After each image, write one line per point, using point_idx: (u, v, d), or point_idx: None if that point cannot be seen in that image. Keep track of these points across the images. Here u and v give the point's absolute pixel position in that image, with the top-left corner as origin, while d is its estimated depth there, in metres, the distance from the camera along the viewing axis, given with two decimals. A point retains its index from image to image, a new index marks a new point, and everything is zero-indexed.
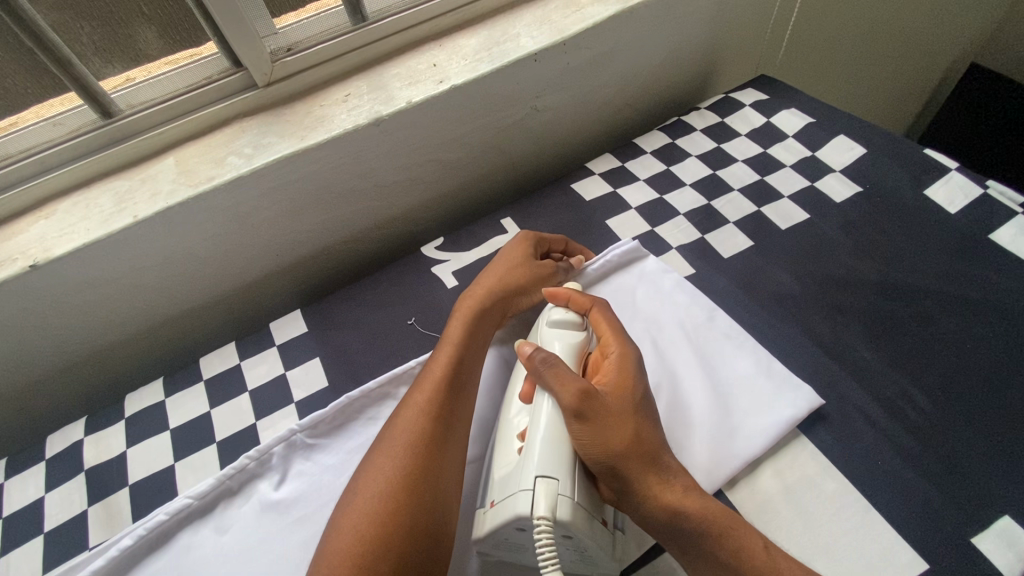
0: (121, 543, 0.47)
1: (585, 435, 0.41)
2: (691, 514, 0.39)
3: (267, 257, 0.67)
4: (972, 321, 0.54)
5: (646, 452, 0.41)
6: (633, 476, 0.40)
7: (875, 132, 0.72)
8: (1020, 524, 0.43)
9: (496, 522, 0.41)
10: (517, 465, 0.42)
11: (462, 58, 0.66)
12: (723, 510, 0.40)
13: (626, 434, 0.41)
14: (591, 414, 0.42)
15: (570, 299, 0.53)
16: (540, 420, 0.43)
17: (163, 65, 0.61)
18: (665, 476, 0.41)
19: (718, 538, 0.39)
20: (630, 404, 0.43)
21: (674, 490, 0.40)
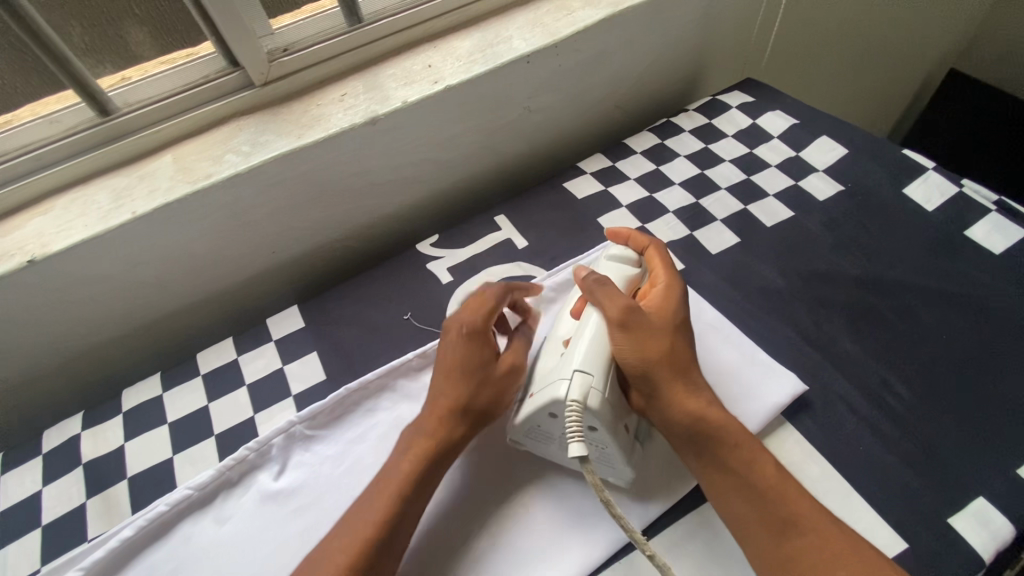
0: (120, 535, 0.48)
1: (626, 341, 0.45)
2: (712, 422, 0.44)
3: (263, 254, 0.67)
4: (947, 313, 0.56)
5: (677, 363, 0.46)
6: (663, 380, 0.45)
7: (857, 133, 0.74)
8: (993, 505, 0.45)
9: (531, 409, 0.45)
10: (559, 362, 0.46)
11: (457, 59, 0.68)
12: (738, 425, 0.45)
13: (662, 348, 0.46)
14: (634, 324, 0.46)
15: (629, 237, 0.56)
16: (590, 324, 0.47)
17: (161, 65, 0.62)
18: (692, 387, 0.46)
19: (732, 449, 0.43)
20: (670, 326, 0.47)
21: (698, 401, 0.45)
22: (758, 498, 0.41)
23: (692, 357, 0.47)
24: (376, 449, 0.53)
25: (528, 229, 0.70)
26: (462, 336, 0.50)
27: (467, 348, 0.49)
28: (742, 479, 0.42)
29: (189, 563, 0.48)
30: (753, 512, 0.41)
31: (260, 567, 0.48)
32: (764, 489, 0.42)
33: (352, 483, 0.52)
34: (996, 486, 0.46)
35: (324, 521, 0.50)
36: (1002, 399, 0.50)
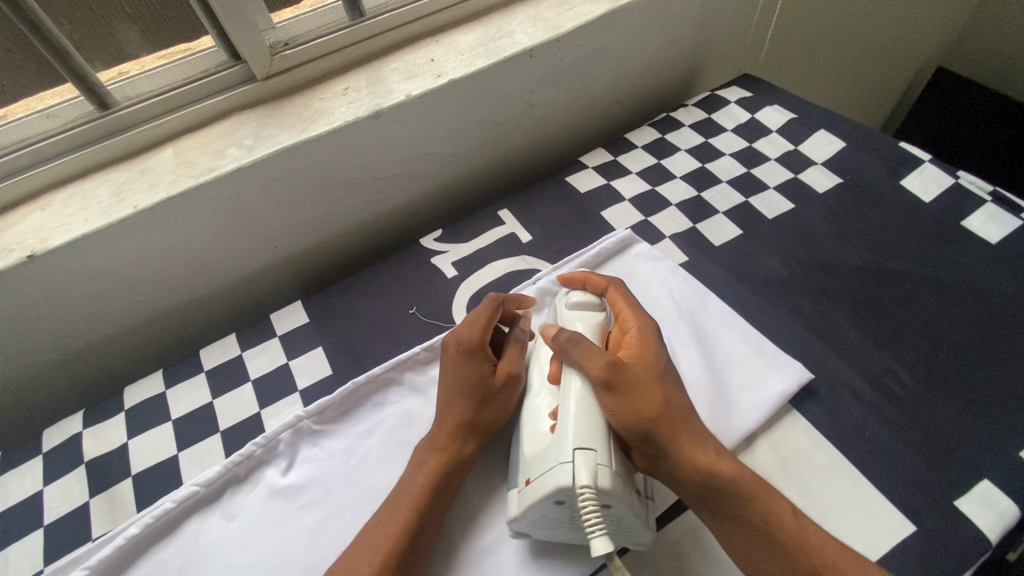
0: (126, 533, 0.48)
1: (619, 410, 0.42)
2: (722, 476, 0.42)
3: (266, 250, 0.67)
4: (947, 301, 0.57)
5: (673, 420, 0.43)
6: (666, 443, 0.42)
7: (853, 126, 0.75)
8: (998, 487, 0.46)
9: (535, 497, 0.41)
10: (552, 441, 0.42)
11: (459, 54, 0.68)
12: (749, 474, 0.42)
13: (656, 403, 0.43)
14: (621, 383, 0.43)
15: (586, 282, 0.55)
16: (572, 395, 0.44)
17: (158, 60, 0.60)
18: (695, 439, 0.43)
19: (749, 501, 0.41)
20: (657, 376, 0.45)
21: (704, 454, 0.43)
22: (784, 556, 0.40)
23: (686, 405, 0.45)
24: (385, 443, 0.53)
25: (531, 223, 0.71)
26: (467, 351, 0.50)
27: (471, 363, 0.50)
28: (765, 536, 0.40)
29: (197, 560, 0.48)
30: (781, 571, 0.39)
31: (270, 562, 0.47)
32: (789, 545, 0.40)
33: (361, 478, 0.51)
34: (999, 469, 0.47)
35: (334, 517, 0.49)
36: (1003, 384, 0.51)
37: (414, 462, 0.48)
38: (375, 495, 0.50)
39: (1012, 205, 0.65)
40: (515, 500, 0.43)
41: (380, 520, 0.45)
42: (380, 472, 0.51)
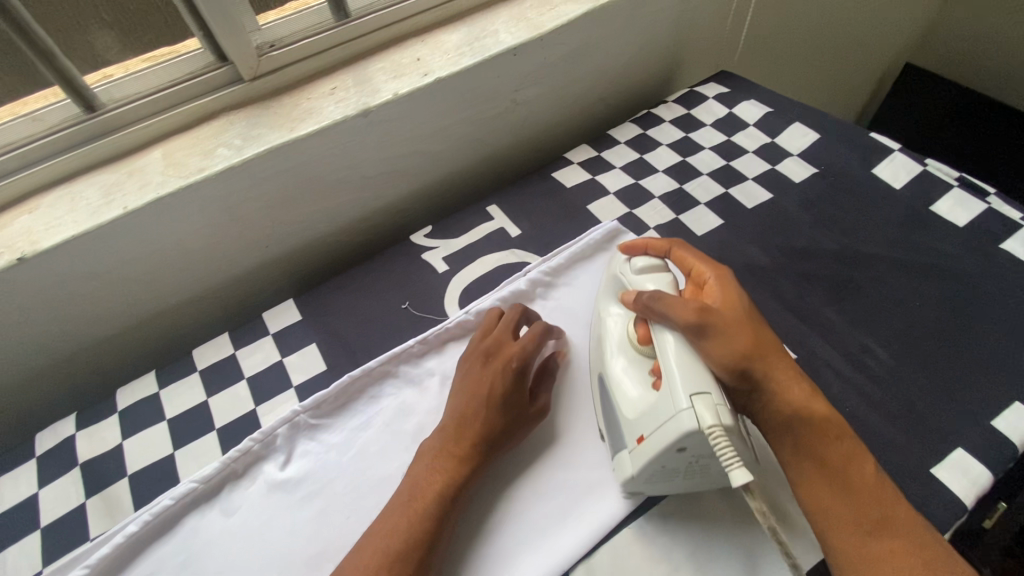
0: (125, 531, 0.48)
1: (722, 355, 0.42)
2: (814, 412, 0.43)
3: (256, 249, 0.67)
4: (918, 281, 0.60)
5: (767, 358, 0.44)
6: (763, 379, 0.43)
7: (826, 118, 0.78)
8: (970, 453, 0.48)
9: (656, 452, 0.40)
10: (658, 397, 0.42)
11: (444, 53, 0.69)
12: (835, 415, 0.44)
13: (751, 344, 0.44)
14: (717, 329, 0.43)
15: (647, 246, 0.53)
16: (670, 346, 0.43)
17: (142, 63, 0.61)
18: (787, 377, 0.44)
19: (834, 441, 0.43)
20: (746, 319, 0.45)
21: (796, 391, 0.44)
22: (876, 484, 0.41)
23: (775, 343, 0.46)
24: (382, 435, 0.54)
25: (519, 217, 0.72)
26: (509, 370, 0.49)
27: (511, 383, 0.49)
28: (859, 468, 0.42)
29: (199, 555, 0.48)
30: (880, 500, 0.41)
31: (273, 553, 0.48)
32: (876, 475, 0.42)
33: (360, 470, 0.52)
34: (971, 436, 0.49)
35: (334, 508, 0.50)
36: (972, 358, 0.54)
37: (429, 464, 0.47)
38: (375, 485, 0.51)
39: (977, 190, 0.68)
40: (627, 463, 0.44)
41: (401, 522, 0.44)
42: (378, 463, 0.52)
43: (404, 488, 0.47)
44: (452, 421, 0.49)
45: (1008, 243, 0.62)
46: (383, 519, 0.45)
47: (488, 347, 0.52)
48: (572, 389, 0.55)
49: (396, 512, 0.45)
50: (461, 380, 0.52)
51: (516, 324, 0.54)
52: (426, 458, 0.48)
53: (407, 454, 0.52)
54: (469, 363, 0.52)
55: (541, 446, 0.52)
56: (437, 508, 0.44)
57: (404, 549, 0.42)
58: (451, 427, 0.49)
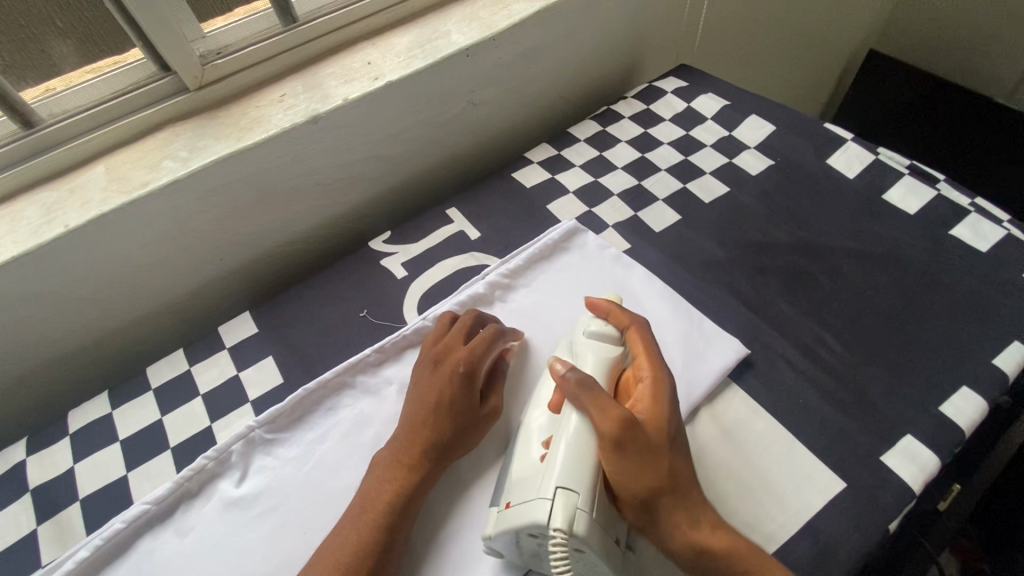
0: (76, 557, 0.47)
1: (621, 472, 0.41)
2: (715, 552, 0.41)
3: (211, 262, 0.66)
4: (869, 269, 0.61)
5: (676, 493, 0.42)
6: (663, 513, 0.41)
7: (782, 110, 0.79)
8: (919, 440, 0.49)
9: (509, 526, 0.40)
10: (539, 471, 0.42)
11: (395, 56, 0.68)
12: (741, 544, 0.41)
13: (663, 475, 0.41)
14: (631, 445, 0.41)
15: (610, 313, 0.52)
16: (568, 435, 0.42)
17: (85, 75, 0.60)
18: (692, 512, 0.42)
19: (733, 572, 0.40)
20: (666, 442, 0.43)
21: (699, 530, 0.41)
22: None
23: (690, 477, 0.43)
24: (339, 447, 0.53)
25: (479, 219, 0.71)
26: (459, 375, 0.50)
27: (459, 385, 0.49)
28: None
29: None
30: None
31: (228, 572, 0.47)
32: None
33: (317, 482, 0.51)
34: (920, 423, 0.50)
35: (291, 523, 0.49)
36: (922, 345, 0.55)
37: (376, 477, 0.47)
38: (331, 498, 0.50)
39: (928, 177, 0.69)
40: (493, 519, 0.42)
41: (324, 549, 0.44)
42: (335, 476, 0.52)
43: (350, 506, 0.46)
44: (402, 431, 0.49)
45: (957, 229, 0.63)
46: (332, 534, 0.44)
47: (438, 353, 0.52)
48: (529, 391, 0.55)
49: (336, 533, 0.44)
50: (412, 387, 0.52)
51: (468, 329, 0.55)
52: (373, 472, 0.48)
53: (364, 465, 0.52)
54: (420, 368, 0.53)
55: (497, 450, 0.51)
56: (386, 518, 0.44)
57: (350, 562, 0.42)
58: (400, 439, 0.49)
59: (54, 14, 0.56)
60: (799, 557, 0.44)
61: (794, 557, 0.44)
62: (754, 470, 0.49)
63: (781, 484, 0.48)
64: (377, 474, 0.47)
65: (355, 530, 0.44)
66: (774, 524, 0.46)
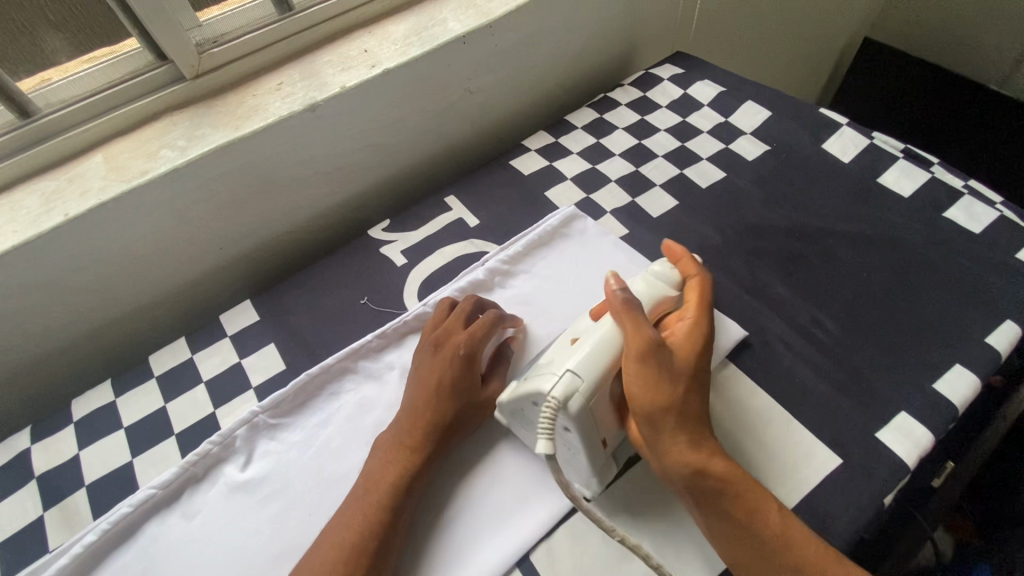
0: (83, 541, 0.47)
1: (634, 380, 0.44)
2: (715, 475, 0.42)
3: (210, 251, 0.66)
4: (864, 251, 0.62)
5: (682, 418, 0.43)
6: (667, 430, 0.43)
7: (777, 96, 0.79)
8: (913, 417, 0.50)
9: (516, 392, 0.44)
10: (557, 354, 0.45)
11: (392, 44, 0.68)
12: (739, 475, 0.42)
13: (675, 397, 0.43)
14: (653, 362, 0.44)
15: (680, 259, 0.53)
16: (596, 336, 0.45)
17: (81, 64, 0.59)
18: (698, 438, 0.43)
19: (732, 498, 0.41)
20: (684, 370, 0.45)
21: (699, 453, 0.43)
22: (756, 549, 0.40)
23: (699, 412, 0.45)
24: (342, 431, 0.54)
25: (478, 207, 0.72)
26: (460, 356, 0.50)
27: (459, 368, 0.50)
28: (741, 524, 0.41)
29: (160, 561, 0.48)
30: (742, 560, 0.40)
31: (236, 554, 0.48)
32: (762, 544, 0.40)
33: (322, 466, 0.52)
34: (915, 400, 0.51)
35: (295, 506, 0.50)
36: (917, 325, 0.56)
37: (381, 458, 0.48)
38: (335, 481, 0.51)
39: (922, 160, 0.70)
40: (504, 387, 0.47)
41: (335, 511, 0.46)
42: (339, 459, 0.52)
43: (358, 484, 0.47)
44: (405, 411, 0.50)
45: (951, 211, 0.63)
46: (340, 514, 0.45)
47: (438, 337, 0.53)
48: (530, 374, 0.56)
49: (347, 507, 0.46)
50: (415, 368, 0.53)
51: (469, 312, 0.55)
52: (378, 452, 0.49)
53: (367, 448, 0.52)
54: (421, 352, 0.53)
55: (498, 432, 0.52)
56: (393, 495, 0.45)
57: (357, 540, 0.43)
58: (403, 419, 0.50)
59: (47, 7, 0.56)
60: None
61: None
62: (752, 448, 0.49)
63: (779, 462, 0.49)
64: (382, 454, 0.48)
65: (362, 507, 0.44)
66: None
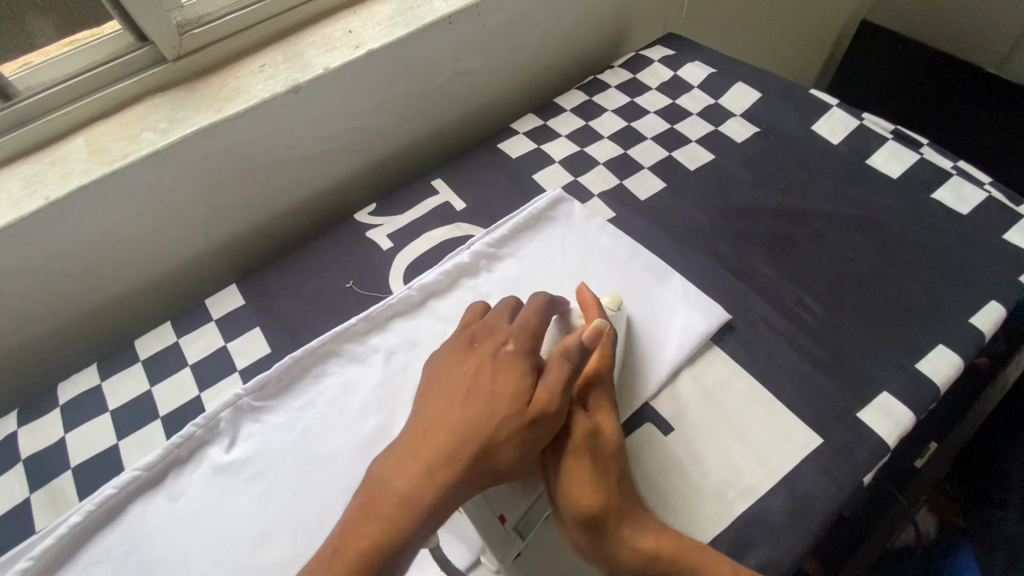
0: (69, 521, 0.48)
1: (572, 478, 0.42)
2: (663, 560, 0.42)
3: (196, 236, 0.66)
4: (851, 232, 0.61)
5: (624, 508, 0.43)
6: (609, 527, 0.41)
7: (768, 77, 0.78)
8: (895, 396, 0.50)
9: None
10: None
11: (377, 24, 0.67)
12: (690, 545, 0.42)
13: (610, 490, 0.42)
14: (581, 462, 0.42)
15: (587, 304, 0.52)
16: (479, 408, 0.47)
17: (64, 46, 0.59)
18: (641, 521, 0.43)
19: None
20: (609, 458, 0.44)
21: (647, 537, 0.42)
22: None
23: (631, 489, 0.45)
24: (326, 413, 0.54)
25: (465, 190, 0.71)
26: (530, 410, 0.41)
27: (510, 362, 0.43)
28: None
29: (145, 541, 0.48)
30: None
31: (222, 534, 0.48)
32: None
33: (305, 448, 0.52)
34: (897, 380, 0.51)
35: (279, 487, 0.50)
36: (902, 306, 0.55)
37: (392, 503, 0.38)
38: (319, 462, 0.51)
39: (912, 141, 0.69)
40: None
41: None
42: (322, 441, 0.52)
43: (350, 532, 0.38)
44: (435, 456, 0.39)
45: (939, 191, 0.63)
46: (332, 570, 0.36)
47: (517, 354, 0.44)
48: None
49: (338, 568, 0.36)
50: (457, 378, 0.43)
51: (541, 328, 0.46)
52: (391, 499, 0.38)
53: (351, 430, 0.53)
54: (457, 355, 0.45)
55: None
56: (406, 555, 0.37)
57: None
58: (437, 465, 0.39)
59: None
60: (774, 510, 0.46)
61: (770, 510, 0.46)
62: (732, 430, 0.50)
63: (759, 441, 0.49)
64: (389, 469, 0.40)
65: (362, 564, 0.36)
66: (751, 478, 0.47)
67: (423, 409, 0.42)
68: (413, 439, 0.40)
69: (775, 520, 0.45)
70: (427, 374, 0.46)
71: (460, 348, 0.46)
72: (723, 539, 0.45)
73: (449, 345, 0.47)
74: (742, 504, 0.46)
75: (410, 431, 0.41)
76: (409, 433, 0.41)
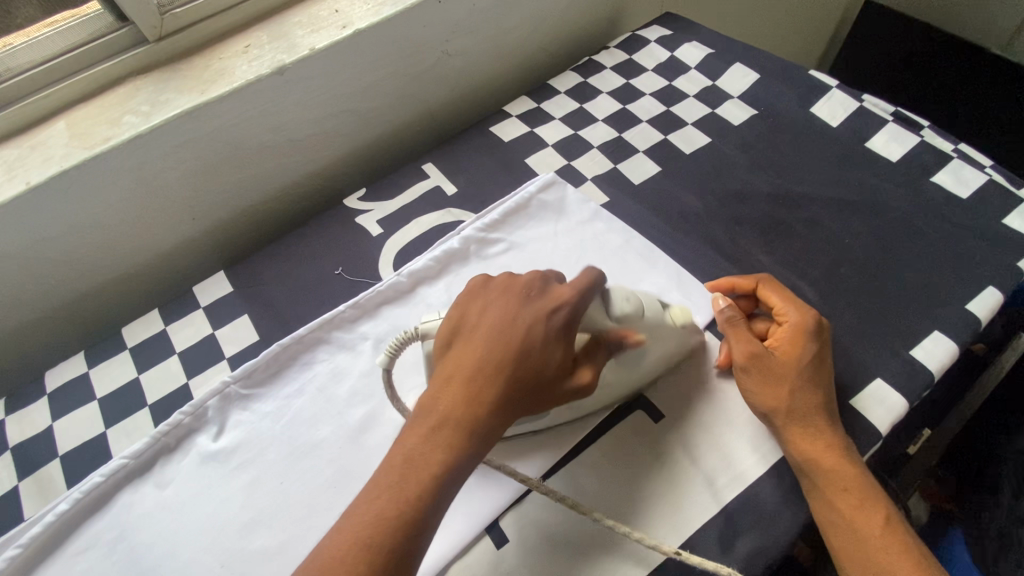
0: (56, 510, 0.47)
1: (748, 383, 0.47)
2: (818, 466, 0.43)
3: (182, 223, 0.65)
4: (846, 217, 0.60)
5: (797, 413, 0.45)
6: (779, 429, 0.46)
7: (767, 57, 0.76)
8: (887, 383, 0.49)
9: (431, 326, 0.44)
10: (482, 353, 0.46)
11: (364, 2, 0.65)
12: (849, 465, 0.43)
13: (782, 393, 0.46)
14: (758, 371, 0.47)
15: (734, 282, 0.53)
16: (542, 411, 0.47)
17: (44, 28, 0.56)
18: (810, 431, 0.45)
19: (832, 488, 0.43)
20: (797, 374, 0.46)
21: (811, 443, 0.44)
22: (858, 543, 0.41)
23: (828, 399, 0.46)
24: (316, 401, 0.54)
25: (455, 174, 0.70)
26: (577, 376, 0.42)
27: (555, 326, 0.41)
28: (845, 518, 0.42)
29: (133, 529, 0.48)
30: (852, 551, 0.41)
31: (210, 523, 0.48)
32: (864, 542, 0.41)
33: (293, 434, 0.52)
34: (890, 368, 0.50)
35: (268, 475, 0.50)
36: (898, 293, 0.55)
37: (458, 432, 0.38)
38: (308, 450, 0.51)
39: (912, 124, 0.68)
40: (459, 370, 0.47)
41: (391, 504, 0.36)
42: (311, 429, 0.52)
43: (417, 458, 0.38)
44: (498, 403, 0.39)
45: (939, 175, 0.62)
46: (388, 513, 0.36)
47: (571, 316, 0.42)
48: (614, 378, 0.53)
49: (406, 488, 0.37)
50: (486, 329, 0.41)
51: (591, 304, 0.43)
52: (458, 428, 0.38)
53: (338, 417, 0.52)
54: (498, 301, 0.42)
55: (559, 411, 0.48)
56: (458, 484, 0.39)
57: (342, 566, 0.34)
58: (498, 412, 0.39)
59: None
60: (764, 497, 0.45)
61: (761, 498, 0.45)
62: (724, 420, 0.49)
63: (752, 430, 0.48)
64: (423, 417, 0.39)
65: (411, 507, 0.36)
66: (742, 464, 0.47)
67: (474, 349, 0.40)
68: (471, 377, 0.39)
69: (765, 508, 0.45)
70: (462, 315, 0.42)
71: (511, 296, 0.42)
72: (712, 528, 0.44)
73: (494, 288, 0.43)
74: (731, 491, 0.46)
75: (466, 371, 0.40)
76: (463, 368, 0.40)
